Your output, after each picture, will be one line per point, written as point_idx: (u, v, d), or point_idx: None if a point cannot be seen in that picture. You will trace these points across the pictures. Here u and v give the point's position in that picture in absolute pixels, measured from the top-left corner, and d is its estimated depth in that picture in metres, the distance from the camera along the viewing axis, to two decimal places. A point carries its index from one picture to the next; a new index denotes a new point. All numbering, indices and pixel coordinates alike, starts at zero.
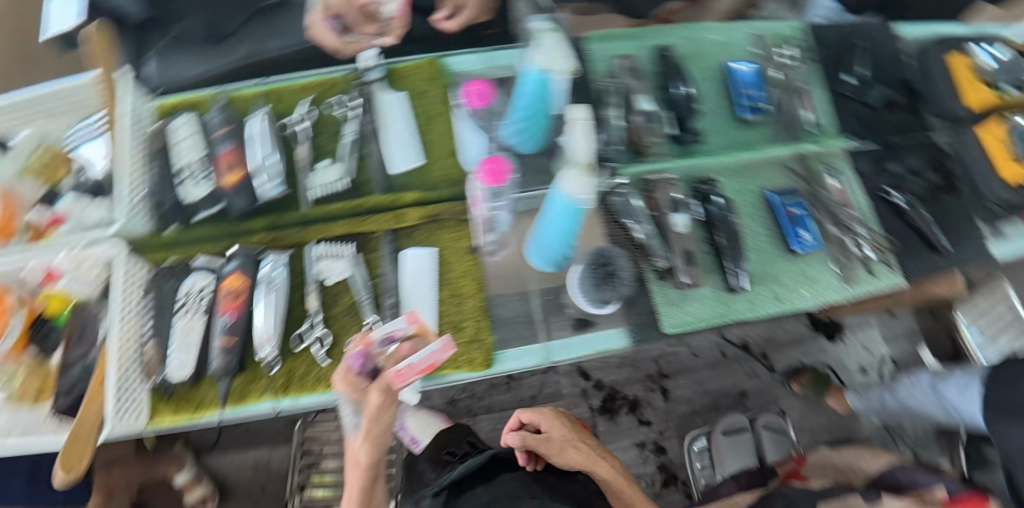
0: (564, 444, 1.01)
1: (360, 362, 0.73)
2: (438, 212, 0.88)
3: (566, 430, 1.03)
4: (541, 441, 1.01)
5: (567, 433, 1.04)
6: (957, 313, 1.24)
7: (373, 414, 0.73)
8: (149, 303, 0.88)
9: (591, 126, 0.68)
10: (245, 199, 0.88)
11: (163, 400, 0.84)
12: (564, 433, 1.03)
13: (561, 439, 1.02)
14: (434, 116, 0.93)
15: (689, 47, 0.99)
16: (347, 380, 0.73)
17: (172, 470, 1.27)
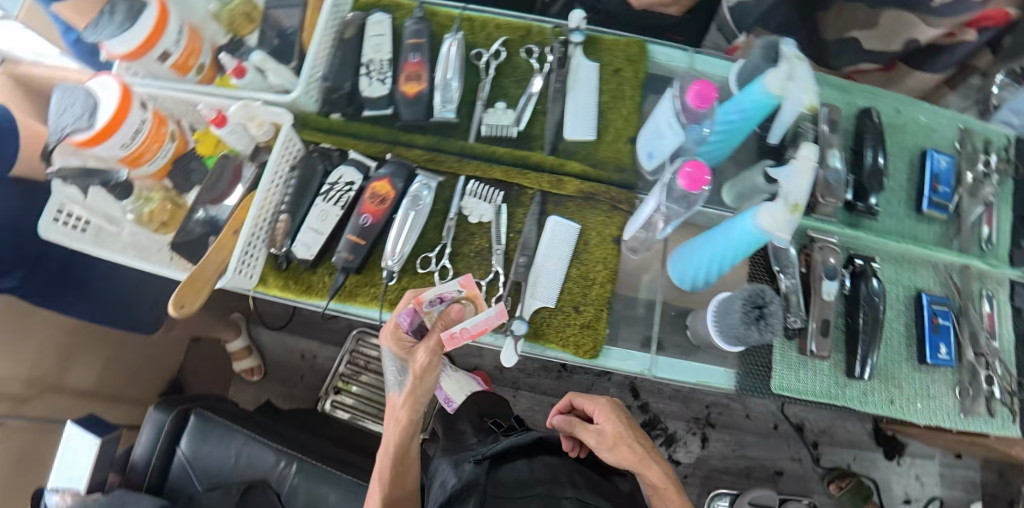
0: (618, 442, 0.88)
1: (408, 320, 0.74)
2: (595, 191, 0.86)
3: (622, 426, 0.89)
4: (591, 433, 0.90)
5: (624, 428, 0.90)
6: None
7: (416, 373, 0.75)
8: (291, 176, 0.87)
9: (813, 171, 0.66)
10: (418, 111, 0.89)
11: (276, 273, 0.86)
12: (619, 428, 0.89)
13: (612, 434, 0.89)
14: (619, 96, 0.91)
15: (897, 120, 0.95)
16: (395, 336, 0.75)
17: (228, 335, 1.41)
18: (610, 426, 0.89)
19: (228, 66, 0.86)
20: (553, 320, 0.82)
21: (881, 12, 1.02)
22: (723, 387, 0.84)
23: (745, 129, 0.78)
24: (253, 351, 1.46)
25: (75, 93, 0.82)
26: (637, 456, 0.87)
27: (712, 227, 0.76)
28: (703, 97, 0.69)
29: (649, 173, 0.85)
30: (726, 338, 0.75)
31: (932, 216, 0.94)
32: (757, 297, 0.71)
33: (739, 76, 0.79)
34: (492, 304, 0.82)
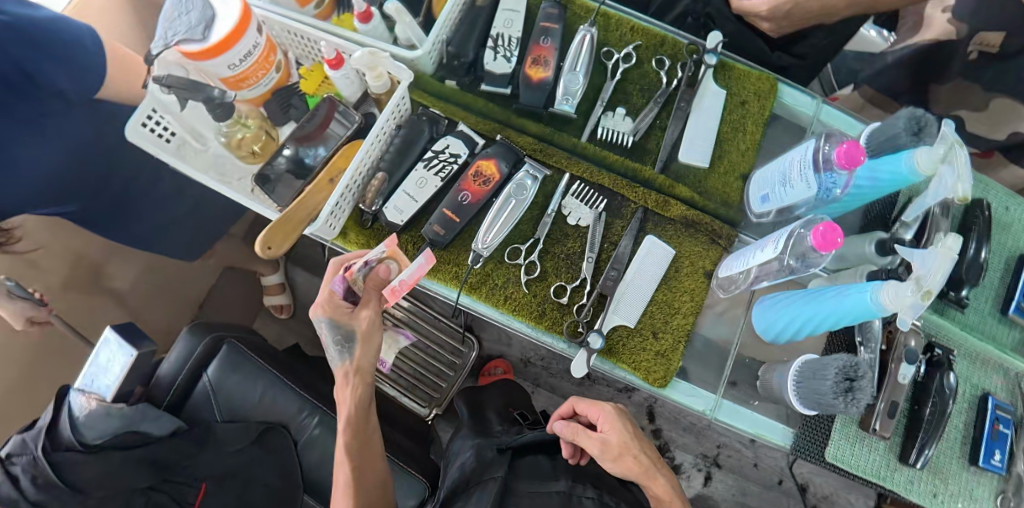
0: (623, 453, 0.76)
1: (342, 288, 0.75)
2: (701, 220, 0.84)
3: (628, 435, 0.77)
4: (591, 441, 0.77)
5: (629, 435, 0.77)
6: None
7: (362, 336, 0.75)
8: (396, 134, 0.84)
9: (952, 262, 0.64)
10: (537, 98, 0.86)
11: (358, 229, 0.83)
12: (625, 435, 0.76)
13: (617, 442, 0.76)
14: (740, 130, 0.88)
15: (1004, 217, 0.92)
16: (330, 305, 0.74)
17: (265, 269, 1.39)
18: (614, 434, 0.77)
19: (358, 8, 0.81)
20: (628, 341, 0.81)
21: (995, 98, 0.96)
22: (778, 443, 0.84)
23: (870, 197, 0.78)
24: (287, 290, 1.44)
25: (190, 1, 0.78)
26: (646, 471, 0.75)
27: (819, 286, 0.75)
28: (851, 159, 0.66)
29: (755, 214, 0.84)
30: (805, 400, 0.74)
31: (1014, 321, 0.90)
32: (851, 370, 0.69)
33: (869, 138, 0.76)
34: (575, 311, 0.81)
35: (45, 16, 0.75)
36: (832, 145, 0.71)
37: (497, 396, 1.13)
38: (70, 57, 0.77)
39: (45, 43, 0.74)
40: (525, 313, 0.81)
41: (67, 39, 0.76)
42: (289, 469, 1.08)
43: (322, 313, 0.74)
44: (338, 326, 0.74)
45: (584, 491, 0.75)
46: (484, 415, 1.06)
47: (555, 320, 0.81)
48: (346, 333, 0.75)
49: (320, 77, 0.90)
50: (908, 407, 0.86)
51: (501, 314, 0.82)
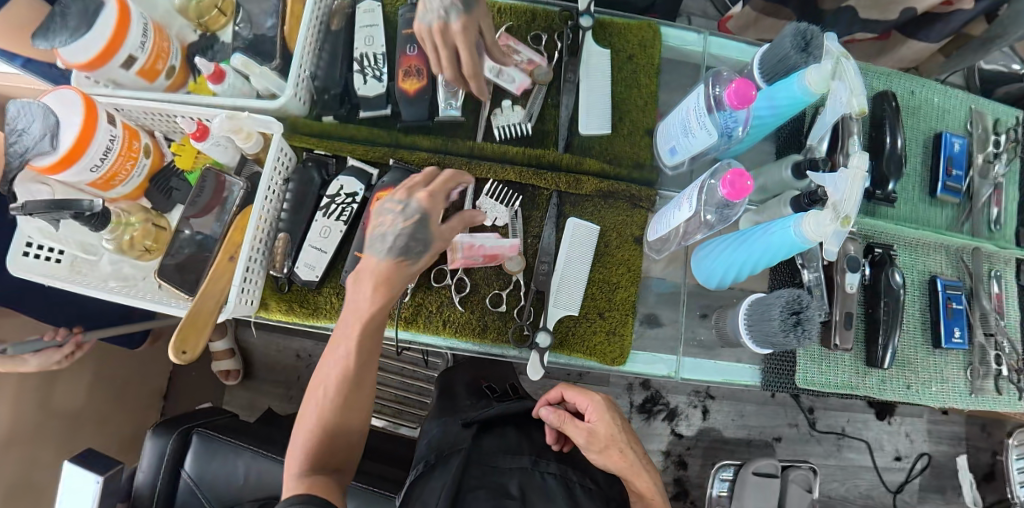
0: (609, 446, 0.73)
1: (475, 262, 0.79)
2: (616, 189, 0.82)
3: (616, 427, 0.74)
4: (577, 431, 0.73)
5: (617, 426, 0.74)
6: (1011, 442, 1.29)
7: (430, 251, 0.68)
8: (287, 188, 0.80)
9: (864, 184, 0.64)
10: (421, 111, 0.82)
11: (276, 296, 0.80)
12: (614, 429, 0.73)
13: (605, 437, 0.73)
14: (633, 87, 0.85)
15: (912, 102, 0.92)
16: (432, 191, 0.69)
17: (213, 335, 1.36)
18: (598, 420, 0.74)
19: (206, 71, 0.76)
20: (577, 329, 0.80)
21: None
22: (747, 384, 0.84)
23: (774, 123, 0.75)
24: (236, 354, 1.40)
25: (29, 108, 0.71)
26: (627, 465, 0.73)
27: (748, 226, 0.74)
28: (741, 98, 0.64)
29: (669, 167, 0.82)
30: (756, 337, 0.74)
31: (946, 201, 0.93)
32: (796, 302, 0.69)
33: (762, 62, 0.73)
34: (516, 316, 0.79)
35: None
36: (718, 85, 0.68)
37: (466, 371, 0.98)
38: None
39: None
40: (467, 332, 0.79)
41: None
42: None
43: (421, 198, 0.68)
44: (427, 218, 0.68)
45: (546, 466, 0.74)
46: (452, 394, 0.93)
47: (499, 330, 0.79)
48: (412, 227, 0.67)
49: (194, 151, 0.86)
50: (863, 311, 0.87)
51: (445, 339, 0.80)
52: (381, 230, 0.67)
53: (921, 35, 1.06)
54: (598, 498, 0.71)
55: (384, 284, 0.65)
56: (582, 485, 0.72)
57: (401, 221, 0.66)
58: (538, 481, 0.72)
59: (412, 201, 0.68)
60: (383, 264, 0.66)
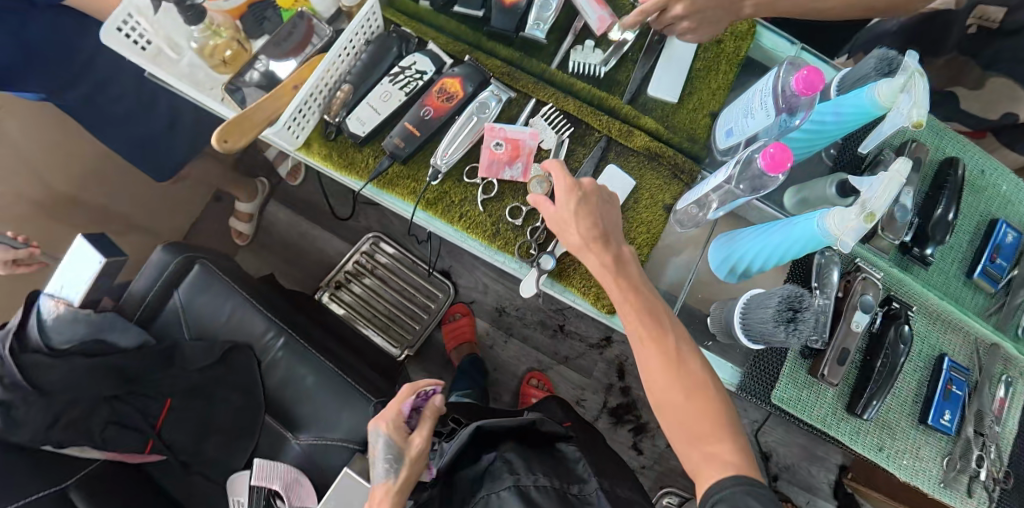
0: (569, 229, 0.69)
1: (500, 166, 0.81)
2: (665, 153, 0.84)
3: (579, 211, 0.68)
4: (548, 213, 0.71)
5: (580, 208, 0.68)
6: None
7: (412, 456, 0.86)
8: (366, 49, 0.84)
9: (899, 188, 0.64)
10: (508, 22, 0.85)
11: (321, 141, 0.84)
12: (576, 210, 0.68)
13: (571, 219, 0.68)
14: (714, 69, 0.87)
15: (979, 181, 0.90)
16: (394, 418, 0.88)
17: (242, 193, 1.44)
18: (563, 181, 0.69)
19: None
20: (579, 267, 0.81)
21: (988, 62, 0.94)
22: (725, 381, 0.86)
23: (836, 133, 0.76)
24: (254, 221, 1.49)
25: None
26: (582, 246, 0.68)
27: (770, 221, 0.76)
28: (808, 84, 0.64)
29: (720, 152, 0.83)
30: (750, 333, 0.74)
31: (980, 286, 0.91)
32: (795, 300, 0.69)
33: (841, 83, 0.75)
34: (528, 233, 0.81)
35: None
36: (791, 74, 0.70)
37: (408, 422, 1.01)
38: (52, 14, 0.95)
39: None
40: (479, 232, 0.82)
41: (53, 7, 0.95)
42: (252, 389, 1.13)
43: (382, 427, 0.87)
44: (394, 443, 0.86)
45: (501, 484, 0.83)
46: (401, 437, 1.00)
47: (508, 240, 0.81)
48: (395, 448, 0.85)
49: None
50: (861, 359, 0.85)
51: (456, 232, 0.83)
52: (378, 466, 0.84)
53: (1018, 145, 1.05)
54: (554, 495, 0.80)
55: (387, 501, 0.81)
56: (538, 488, 0.81)
57: (381, 459, 0.84)
58: (495, 501, 0.82)
59: (381, 435, 0.87)
60: (383, 488, 0.82)
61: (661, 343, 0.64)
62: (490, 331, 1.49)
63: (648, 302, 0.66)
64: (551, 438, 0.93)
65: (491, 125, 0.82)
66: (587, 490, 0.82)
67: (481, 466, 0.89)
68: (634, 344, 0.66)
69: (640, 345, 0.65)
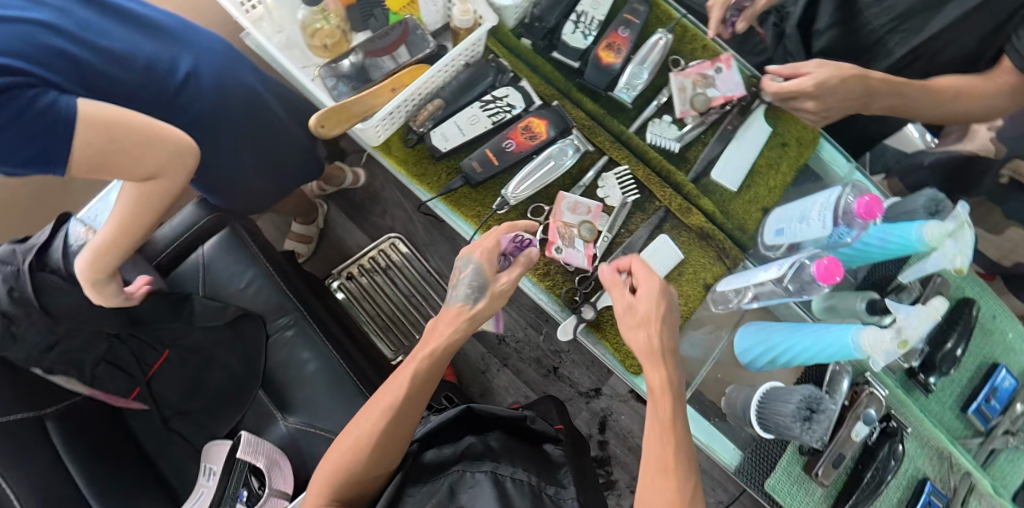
0: (642, 324, 0.70)
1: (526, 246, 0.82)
2: (714, 236, 0.88)
3: (657, 309, 0.70)
4: (620, 298, 0.73)
5: (653, 308, 0.70)
6: None
7: (492, 294, 0.76)
8: (464, 71, 0.88)
9: (936, 322, 0.70)
10: (600, 80, 0.90)
11: (400, 145, 0.88)
12: (652, 308, 0.70)
13: (645, 312, 0.70)
14: (773, 169, 0.92)
15: (988, 323, 0.97)
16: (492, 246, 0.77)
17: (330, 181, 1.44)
18: (642, 274, 0.73)
19: None
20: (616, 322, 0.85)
21: None
22: (724, 460, 0.90)
23: (879, 258, 0.83)
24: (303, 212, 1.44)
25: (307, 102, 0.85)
26: (649, 352, 0.68)
27: (802, 323, 0.82)
28: (868, 211, 0.70)
29: (766, 246, 0.89)
30: (764, 422, 0.79)
31: (971, 421, 0.97)
32: (814, 402, 0.74)
33: (887, 212, 0.82)
34: (576, 280, 0.85)
35: (143, 8, 0.83)
36: (853, 196, 0.75)
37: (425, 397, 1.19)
38: (188, 25, 0.89)
39: (71, 23, 0.72)
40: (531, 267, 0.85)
41: (179, 31, 0.86)
42: (252, 360, 1.14)
43: (478, 253, 0.77)
44: (479, 275, 0.77)
45: (481, 466, 0.73)
46: None
47: (555, 283, 0.85)
48: (473, 275, 0.76)
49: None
50: (853, 466, 0.89)
51: None
52: (465, 276, 0.77)
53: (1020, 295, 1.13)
54: (530, 492, 0.71)
55: (464, 321, 0.75)
56: (514, 480, 0.72)
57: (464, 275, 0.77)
58: (468, 479, 0.72)
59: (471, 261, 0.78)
60: (452, 311, 0.76)
61: (678, 476, 0.59)
62: (486, 357, 1.50)
63: (680, 434, 0.63)
64: (539, 439, 0.86)
65: (564, 193, 0.86)
66: (563, 494, 0.72)
67: (462, 444, 0.79)
68: (649, 471, 0.61)
69: (657, 439, 0.63)
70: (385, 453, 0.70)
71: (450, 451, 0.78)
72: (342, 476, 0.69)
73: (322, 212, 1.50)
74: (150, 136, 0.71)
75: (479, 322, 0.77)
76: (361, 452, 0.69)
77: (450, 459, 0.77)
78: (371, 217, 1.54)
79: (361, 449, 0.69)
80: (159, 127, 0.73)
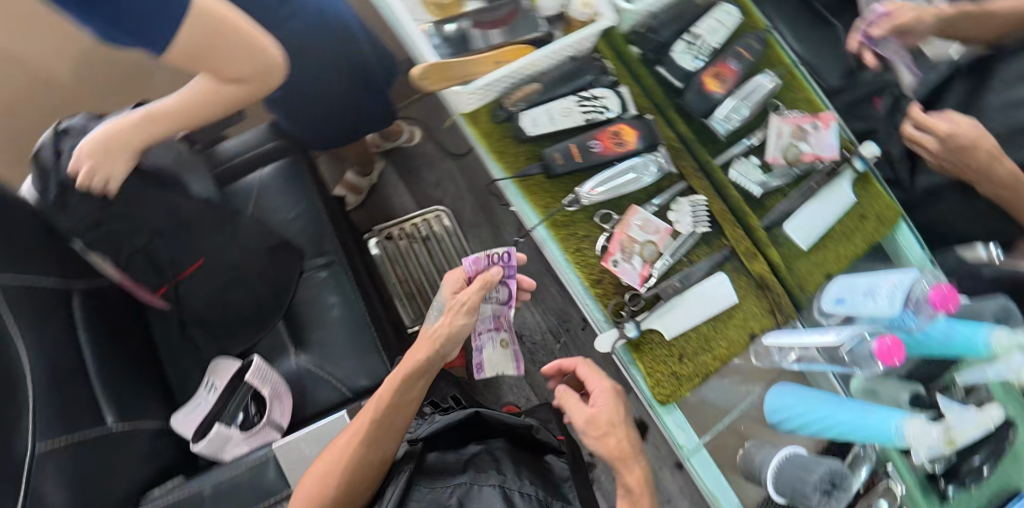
0: (608, 432, 0.79)
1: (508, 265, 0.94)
2: (772, 289, 0.86)
3: (618, 415, 0.81)
4: (577, 408, 0.83)
5: (611, 417, 0.80)
6: None
7: (450, 310, 0.89)
8: (567, 63, 0.88)
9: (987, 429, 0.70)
10: (699, 106, 0.89)
11: (488, 118, 0.87)
12: (610, 416, 0.80)
13: (603, 419, 0.80)
14: (846, 238, 0.90)
15: None
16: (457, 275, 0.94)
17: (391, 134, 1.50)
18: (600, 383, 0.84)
19: None
20: (655, 346, 0.83)
21: None
22: None
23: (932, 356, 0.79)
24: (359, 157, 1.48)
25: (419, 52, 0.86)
26: (624, 455, 0.78)
27: (838, 396, 0.80)
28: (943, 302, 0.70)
29: (821, 312, 0.86)
30: (780, 486, 0.78)
31: None
32: (838, 478, 0.72)
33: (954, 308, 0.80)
34: (626, 294, 0.83)
35: None
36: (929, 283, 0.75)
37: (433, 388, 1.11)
38: None
39: None
40: (585, 271, 0.83)
41: None
42: (279, 290, 1.14)
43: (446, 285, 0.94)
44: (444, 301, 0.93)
45: (485, 478, 0.78)
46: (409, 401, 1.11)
47: (605, 292, 0.83)
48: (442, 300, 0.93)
49: None
50: None
51: (563, 260, 0.84)
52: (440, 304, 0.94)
53: None
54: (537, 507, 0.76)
55: (436, 342, 0.87)
56: (522, 493, 0.77)
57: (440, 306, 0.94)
58: (476, 492, 0.77)
59: (441, 292, 0.95)
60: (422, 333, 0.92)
61: None
62: None
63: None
64: (542, 448, 0.92)
65: (636, 208, 0.85)
66: None
67: (467, 451, 0.87)
68: None
69: None
70: (371, 468, 0.84)
71: (453, 457, 0.85)
72: (333, 486, 0.81)
73: (378, 167, 1.51)
74: (252, 46, 0.79)
75: (461, 334, 0.89)
76: (349, 464, 0.82)
77: (455, 465, 0.83)
78: (422, 185, 1.53)
79: (350, 464, 0.82)
80: (260, 39, 0.80)
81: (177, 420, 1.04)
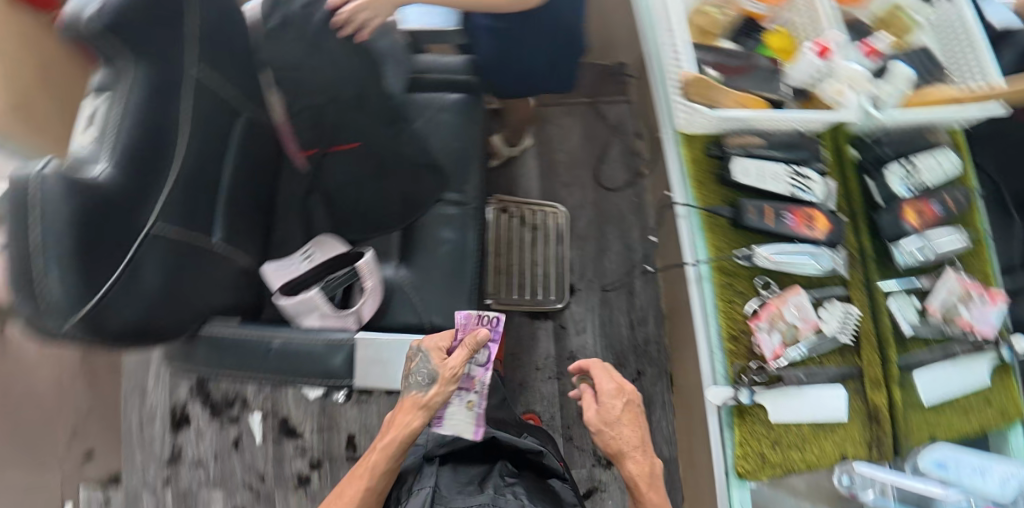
0: (605, 426, 0.86)
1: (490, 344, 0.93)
2: (882, 424, 0.86)
3: (624, 407, 0.87)
4: (590, 403, 0.88)
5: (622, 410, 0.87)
6: None
7: (441, 381, 0.88)
8: (792, 134, 0.90)
9: None
10: (889, 227, 0.90)
11: (701, 147, 0.91)
12: (618, 415, 0.86)
13: (607, 414, 0.86)
14: (966, 413, 0.90)
15: None
16: (436, 347, 0.90)
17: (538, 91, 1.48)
18: (608, 381, 0.88)
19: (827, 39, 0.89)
20: (756, 421, 0.85)
21: None
22: None
23: None
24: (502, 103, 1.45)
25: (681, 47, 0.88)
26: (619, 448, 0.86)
27: None
28: None
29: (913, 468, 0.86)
30: None
31: None
32: None
33: None
34: (753, 362, 0.85)
35: None
36: None
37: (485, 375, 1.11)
38: None
39: None
40: (727, 323, 0.86)
41: None
42: (406, 204, 1.16)
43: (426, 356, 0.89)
44: (429, 368, 0.88)
45: (504, 501, 0.88)
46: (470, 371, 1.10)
47: (736, 351, 0.85)
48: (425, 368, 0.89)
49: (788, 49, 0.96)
50: None
51: (710, 305, 0.87)
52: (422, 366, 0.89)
53: None
54: None
55: (429, 403, 0.88)
56: None
57: (419, 372, 0.89)
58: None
59: (424, 356, 0.90)
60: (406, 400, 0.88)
61: None
62: (547, 359, 1.47)
63: None
64: (546, 474, 1.02)
65: (798, 288, 0.86)
66: None
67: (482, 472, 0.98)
68: None
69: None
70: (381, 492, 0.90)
71: (468, 478, 0.96)
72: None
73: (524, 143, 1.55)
74: None
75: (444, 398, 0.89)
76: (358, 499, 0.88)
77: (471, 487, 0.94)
78: (553, 178, 1.56)
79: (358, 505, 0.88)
80: None
81: (268, 268, 1.08)
